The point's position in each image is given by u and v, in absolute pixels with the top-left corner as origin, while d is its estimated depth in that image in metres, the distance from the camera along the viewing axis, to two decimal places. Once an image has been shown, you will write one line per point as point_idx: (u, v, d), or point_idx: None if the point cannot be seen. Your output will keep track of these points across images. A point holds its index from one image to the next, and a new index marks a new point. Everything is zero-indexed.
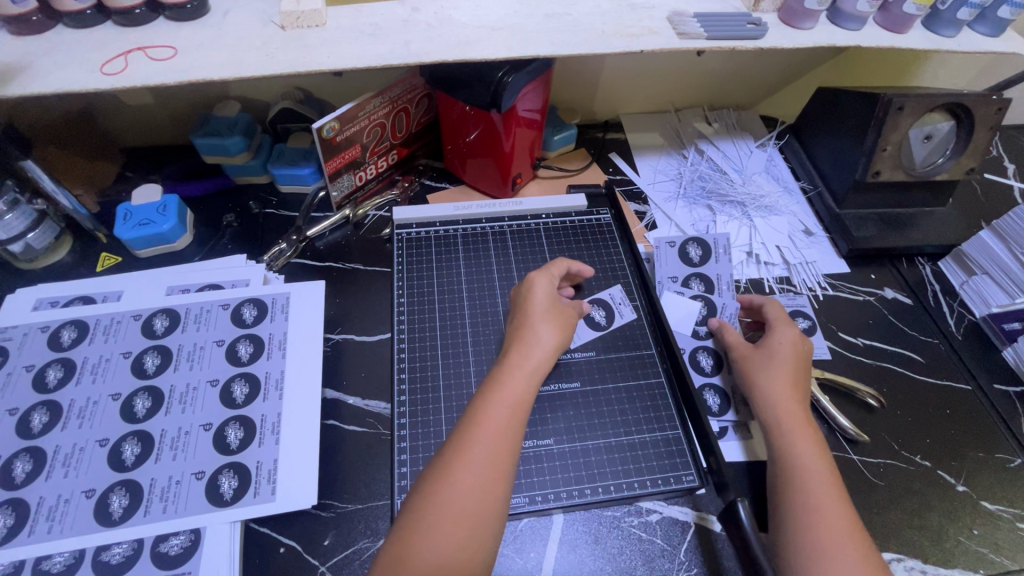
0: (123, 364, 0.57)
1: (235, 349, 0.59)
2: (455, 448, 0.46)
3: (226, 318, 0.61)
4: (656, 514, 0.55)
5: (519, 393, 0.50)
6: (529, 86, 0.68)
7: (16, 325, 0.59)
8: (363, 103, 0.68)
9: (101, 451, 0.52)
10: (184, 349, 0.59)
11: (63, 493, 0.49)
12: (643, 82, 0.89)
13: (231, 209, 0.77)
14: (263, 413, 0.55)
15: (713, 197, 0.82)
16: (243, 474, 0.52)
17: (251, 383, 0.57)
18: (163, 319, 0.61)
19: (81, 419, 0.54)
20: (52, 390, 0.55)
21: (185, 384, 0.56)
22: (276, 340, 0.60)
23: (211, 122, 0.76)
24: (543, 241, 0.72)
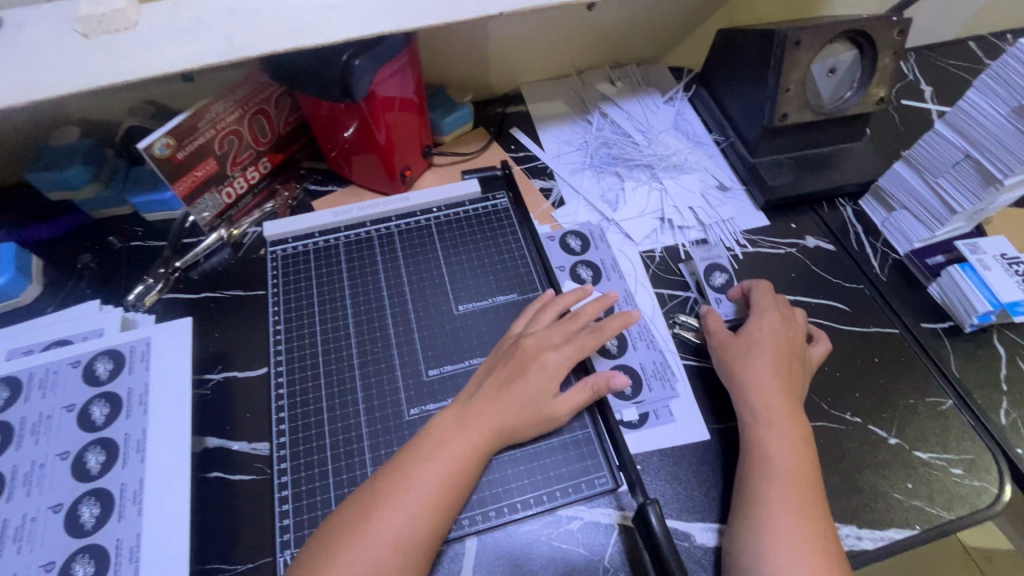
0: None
1: (89, 412, 0.52)
2: (378, 501, 0.45)
3: (77, 377, 0.54)
4: (577, 521, 0.51)
5: (474, 444, 0.48)
6: (387, 68, 0.60)
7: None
8: (201, 111, 0.59)
9: None
10: (27, 422, 0.52)
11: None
12: (534, 45, 0.82)
13: (90, 248, 0.69)
14: (123, 482, 0.49)
15: (620, 163, 0.76)
16: (101, 558, 0.46)
17: (108, 450, 0.50)
18: (2, 390, 0.53)
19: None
20: None
21: (30, 462, 0.50)
22: (136, 394, 0.53)
23: (48, 153, 0.67)
24: (434, 239, 0.64)
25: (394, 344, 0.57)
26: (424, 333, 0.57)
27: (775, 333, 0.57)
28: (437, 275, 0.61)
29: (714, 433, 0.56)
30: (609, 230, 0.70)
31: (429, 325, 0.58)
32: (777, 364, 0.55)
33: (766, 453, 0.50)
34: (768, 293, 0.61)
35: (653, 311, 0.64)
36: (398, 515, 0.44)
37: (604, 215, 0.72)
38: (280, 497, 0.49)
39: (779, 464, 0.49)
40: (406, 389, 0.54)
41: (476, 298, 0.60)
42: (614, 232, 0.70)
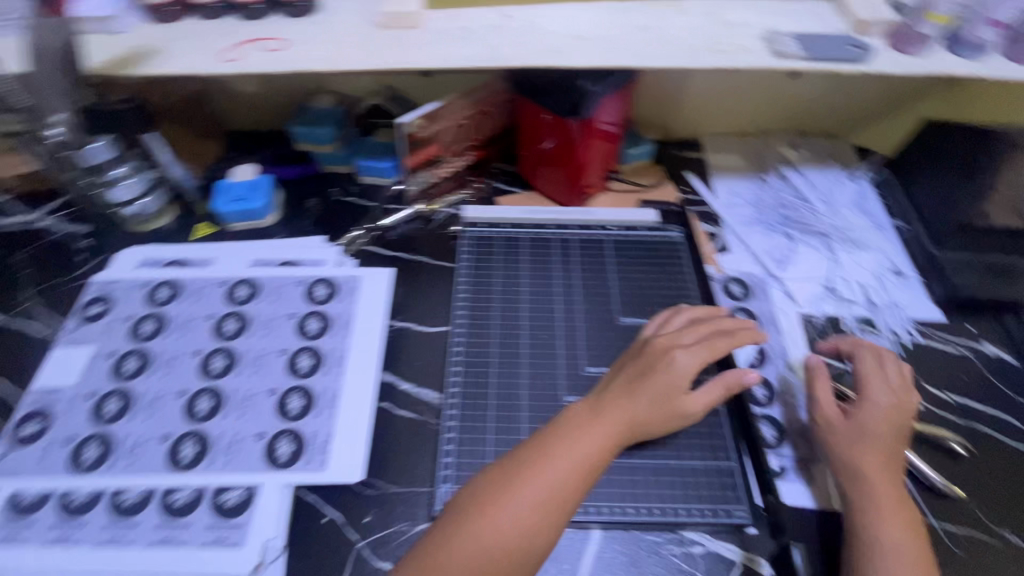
0: (205, 326, 0.62)
1: (305, 323, 0.63)
2: (517, 473, 0.48)
3: (299, 293, 0.65)
4: (700, 547, 0.52)
5: (607, 434, 0.51)
6: (610, 98, 0.68)
7: (125, 278, 0.67)
8: (448, 104, 0.70)
9: (177, 402, 0.56)
10: (260, 317, 0.63)
11: (142, 435, 0.54)
12: (727, 102, 0.87)
13: (316, 194, 0.81)
14: (325, 386, 0.58)
15: (794, 225, 0.78)
16: (299, 441, 0.55)
17: (316, 357, 0.60)
18: (244, 289, 0.66)
19: (164, 370, 0.59)
20: (144, 339, 0.61)
21: (258, 349, 0.60)
22: (342, 319, 0.64)
23: (309, 112, 0.82)
24: (609, 253, 0.70)
25: (560, 336, 0.62)
26: (588, 333, 0.62)
27: (885, 413, 0.54)
28: (606, 285, 0.67)
29: None
30: (772, 285, 0.72)
31: (594, 327, 0.63)
32: (888, 449, 0.53)
33: (881, 546, 0.48)
34: (877, 369, 0.58)
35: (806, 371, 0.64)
36: (530, 492, 0.47)
37: (768, 270, 0.73)
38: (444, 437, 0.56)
39: (896, 558, 0.47)
40: (565, 377, 0.59)
41: (640, 315, 0.64)
42: (777, 288, 0.72)
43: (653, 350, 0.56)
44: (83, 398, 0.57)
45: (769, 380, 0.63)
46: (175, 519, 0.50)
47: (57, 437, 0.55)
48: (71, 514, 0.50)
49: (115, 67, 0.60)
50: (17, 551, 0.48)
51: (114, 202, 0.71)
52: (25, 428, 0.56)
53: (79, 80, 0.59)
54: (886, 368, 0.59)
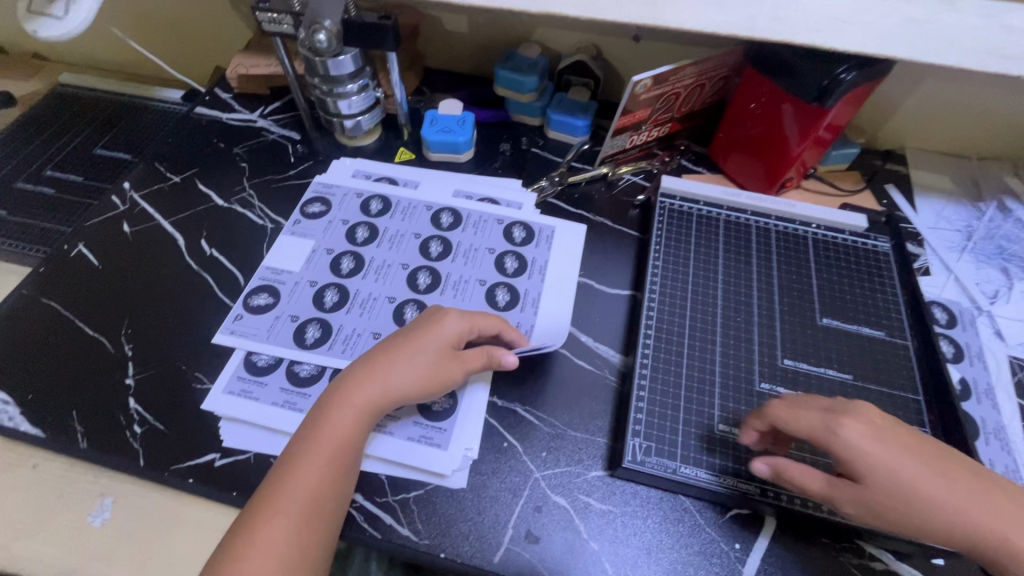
0: (412, 243, 0.68)
1: (503, 260, 0.67)
2: (272, 492, 0.46)
3: (498, 231, 0.69)
4: (879, 564, 0.52)
5: (341, 429, 0.49)
6: (856, 91, 0.64)
7: (341, 186, 0.74)
8: (679, 70, 0.68)
9: (389, 306, 0.63)
10: (462, 246, 0.68)
11: (356, 328, 0.61)
12: (954, 117, 0.80)
13: (506, 140, 0.84)
14: (520, 321, 0.63)
15: (1013, 262, 0.72)
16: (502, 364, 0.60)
17: (512, 293, 0.65)
18: (449, 217, 0.70)
19: (376, 276, 0.66)
20: (359, 245, 0.68)
21: (460, 276, 0.66)
22: (538, 264, 0.67)
23: (515, 58, 0.83)
24: (810, 253, 0.67)
25: (755, 323, 0.61)
26: (784, 326, 0.61)
27: (881, 441, 0.46)
28: (808, 282, 0.64)
29: None
30: (980, 319, 0.67)
31: (790, 321, 0.62)
32: (945, 474, 0.45)
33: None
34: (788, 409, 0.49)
35: (1015, 415, 0.60)
36: (307, 470, 0.47)
37: (977, 303, 0.68)
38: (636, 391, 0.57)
39: None
40: (761, 364, 0.59)
41: (840, 319, 0.62)
42: (985, 323, 0.66)
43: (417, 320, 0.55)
44: (307, 284, 0.65)
45: (973, 416, 0.59)
46: None
47: (284, 312, 0.63)
48: (299, 383, 0.58)
49: None
50: (250, 404, 0.56)
51: (339, 112, 0.75)
52: (255, 299, 0.64)
53: None
54: (789, 404, 0.50)
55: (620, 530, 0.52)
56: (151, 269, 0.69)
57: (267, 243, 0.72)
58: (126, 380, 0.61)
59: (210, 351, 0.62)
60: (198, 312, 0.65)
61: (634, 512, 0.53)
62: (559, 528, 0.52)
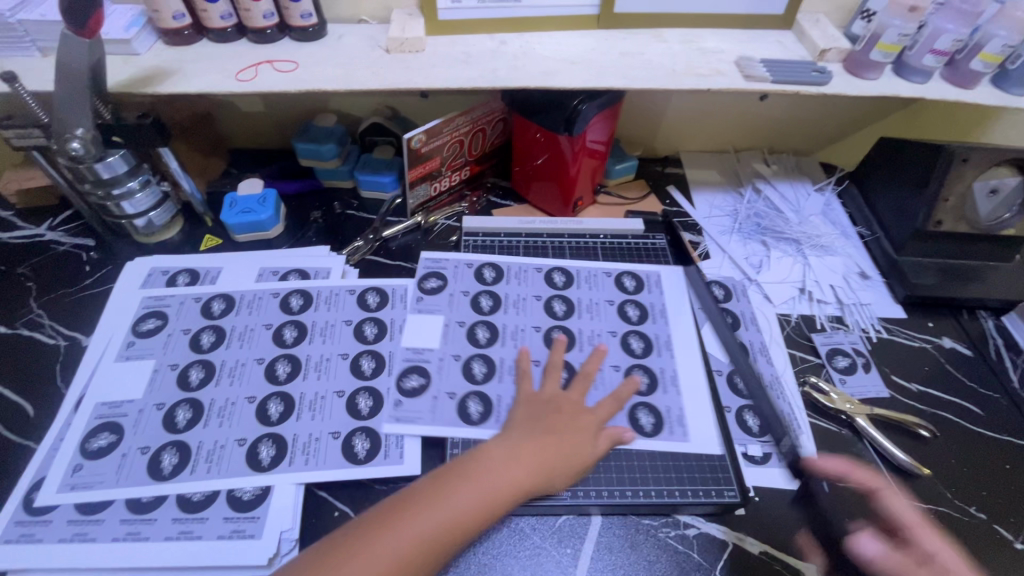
0: (265, 335, 0.66)
1: (362, 329, 0.67)
2: (375, 538, 0.45)
3: (353, 302, 0.70)
4: (694, 529, 0.57)
5: (497, 501, 0.49)
6: (598, 117, 0.74)
7: (175, 295, 0.70)
8: (449, 121, 0.75)
9: (249, 407, 0.60)
10: (317, 325, 0.67)
11: (218, 440, 0.57)
12: (704, 122, 0.94)
13: (319, 208, 0.85)
14: (388, 385, 0.62)
15: (769, 234, 0.84)
16: (374, 439, 0.58)
17: (377, 359, 0.65)
18: (298, 298, 0.70)
19: (231, 378, 0.62)
20: (206, 350, 0.65)
21: (321, 355, 0.65)
22: (397, 324, 0.68)
23: (311, 130, 0.86)
24: (600, 259, 0.77)
25: (557, 329, 0.68)
26: (584, 329, 0.68)
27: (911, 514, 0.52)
28: (603, 280, 0.74)
29: None
30: (751, 288, 0.77)
31: (588, 324, 0.69)
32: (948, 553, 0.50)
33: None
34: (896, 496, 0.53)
35: (785, 364, 0.69)
36: (427, 523, 0.46)
37: (747, 275, 0.79)
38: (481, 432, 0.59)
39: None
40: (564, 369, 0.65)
41: (632, 310, 0.71)
42: (756, 291, 0.77)
43: (570, 400, 0.59)
44: (154, 408, 0.60)
45: (751, 373, 0.68)
46: (193, 512, 0.53)
47: (131, 446, 0.57)
48: (89, 511, 0.53)
49: (135, 85, 0.65)
50: (32, 548, 0.51)
51: (125, 213, 0.72)
52: (95, 441, 0.57)
53: (104, 98, 0.63)
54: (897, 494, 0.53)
55: (459, 569, 0.53)
56: None
57: (59, 365, 0.66)
58: None
59: None
60: None
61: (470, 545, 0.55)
62: None
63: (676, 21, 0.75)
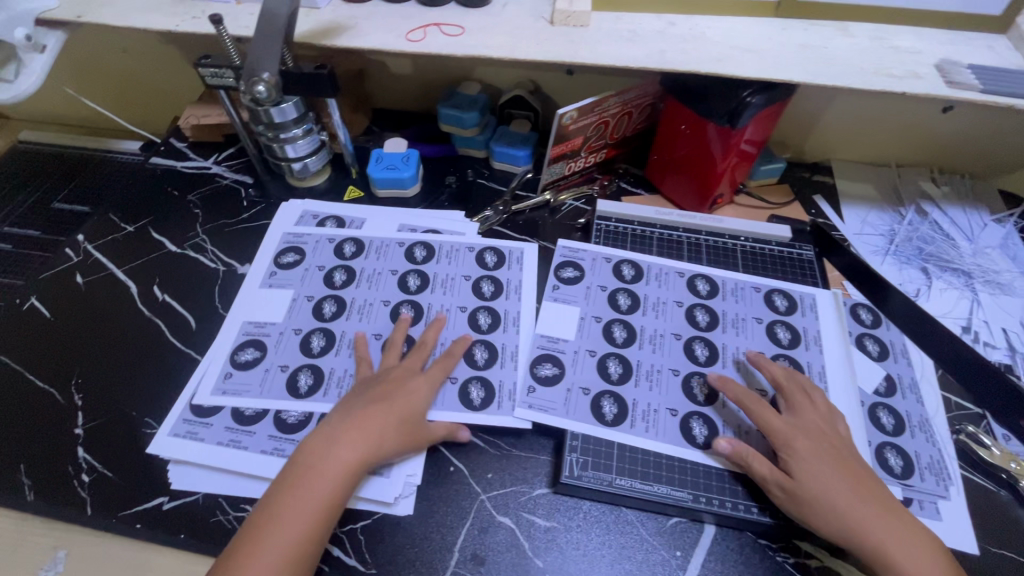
0: (391, 280, 0.70)
1: (480, 286, 0.69)
2: (278, 497, 0.50)
3: (472, 259, 0.72)
4: (817, 562, 0.53)
5: (331, 478, 0.50)
6: (764, 112, 0.69)
7: (313, 234, 0.75)
8: (603, 100, 0.73)
9: (376, 343, 0.64)
10: (439, 278, 0.70)
11: (347, 368, 0.62)
12: (868, 130, 0.85)
13: (453, 174, 0.87)
14: (507, 341, 0.65)
15: (931, 261, 0.76)
16: (488, 388, 0.61)
17: (493, 316, 0.67)
18: (422, 250, 0.72)
19: (360, 314, 0.66)
20: (338, 288, 0.69)
21: (441, 304, 0.67)
22: (513, 285, 0.70)
23: (456, 97, 0.87)
24: (739, 264, 0.73)
25: (695, 340, 0.65)
26: (723, 337, 0.65)
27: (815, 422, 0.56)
28: (750, 294, 0.69)
29: (984, 551, 0.54)
30: None
31: (722, 330, 0.66)
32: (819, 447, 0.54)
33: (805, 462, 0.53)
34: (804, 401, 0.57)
35: (937, 408, 0.62)
36: (301, 498, 0.49)
37: None
38: (614, 433, 0.58)
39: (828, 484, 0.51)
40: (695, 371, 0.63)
41: (767, 322, 0.67)
42: None
43: (398, 376, 0.58)
44: (292, 332, 0.65)
45: (898, 410, 0.61)
46: None
47: (274, 363, 0.62)
48: (244, 422, 0.58)
49: (317, 37, 0.69)
50: (194, 444, 0.57)
51: (286, 156, 0.78)
52: (242, 354, 0.63)
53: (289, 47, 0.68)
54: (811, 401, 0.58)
55: (567, 547, 0.54)
56: (103, 319, 0.70)
57: (218, 286, 0.73)
58: (75, 430, 0.61)
59: (160, 396, 0.63)
60: (150, 357, 0.66)
61: (578, 526, 0.55)
62: (504, 548, 0.53)
63: (868, 14, 0.68)
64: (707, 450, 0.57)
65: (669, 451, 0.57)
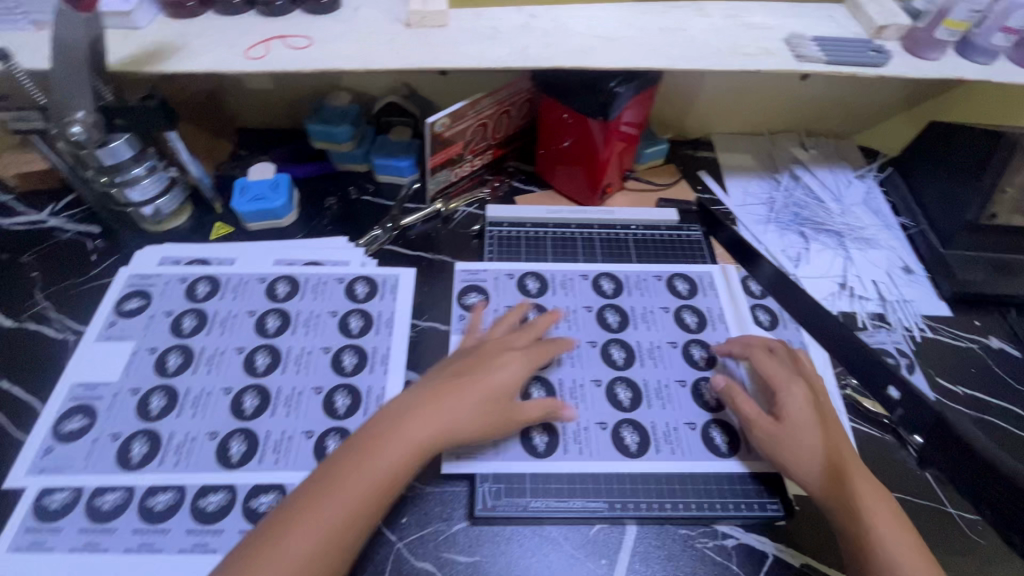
0: (248, 322, 0.62)
1: (347, 321, 0.63)
2: (300, 503, 0.45)
3: (341, 291, 0.65)
4: (732, 539, 0.55)
5: (400, 456, 0.48)
6: (636, 99, 0.69)
7: (160, 273, 0.66)
8: (474, 103, 0.70)
9: (224, 398, 0.56)
10: (301, 315, 0.63)
11: (189, 432, 0.54)
12: (740, 103, 0.88)
13: (333, 194, 0.81)
14: (371, 384, 0.59)
15: (807, 225, 0.80)
16: (347, 440, 0.54)
17: (360, 354, 0.61)
18: (285, 285, 0.65)
19: (209, 366, 0.59)
20: (186, 335, 0.61)
21: (302, 347, 0.61)
22: (384, 317, 0.64)
23: (325, 110, 0.81)
24: (632, 253, 0.74)
25: (608, 343, 0.65)
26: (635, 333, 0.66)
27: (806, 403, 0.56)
28: (653, 284, 0.70)
29: None
30: None
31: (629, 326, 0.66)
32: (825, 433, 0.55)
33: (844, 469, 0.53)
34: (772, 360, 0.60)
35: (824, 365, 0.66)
36: (358, 487, 0.46)
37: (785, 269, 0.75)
38: (546, 464, 0.56)
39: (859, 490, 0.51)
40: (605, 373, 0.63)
41: (663, 307, 0.69)
42: None
43: (488, 348, 0.57)
44: (128, 392, 0.57)
45: None
46: (208, 524, 0.49)
47: (103, 431, 0.54)
48: (100, 520, 0.49)
49: (136, 63, 0.60)
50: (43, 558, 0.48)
51: (131, 201, 0.69)
52: (68, 424, 0.55)
53: (103, 77, 0.59)
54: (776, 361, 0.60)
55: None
56: None
57: (67, 360, 0.63)
58: None
59: None
60: None
61: (502, 555, 0.53)
62: None
63: None
64: (640, 457, 0.57)
65: (597, 463, 0.57)
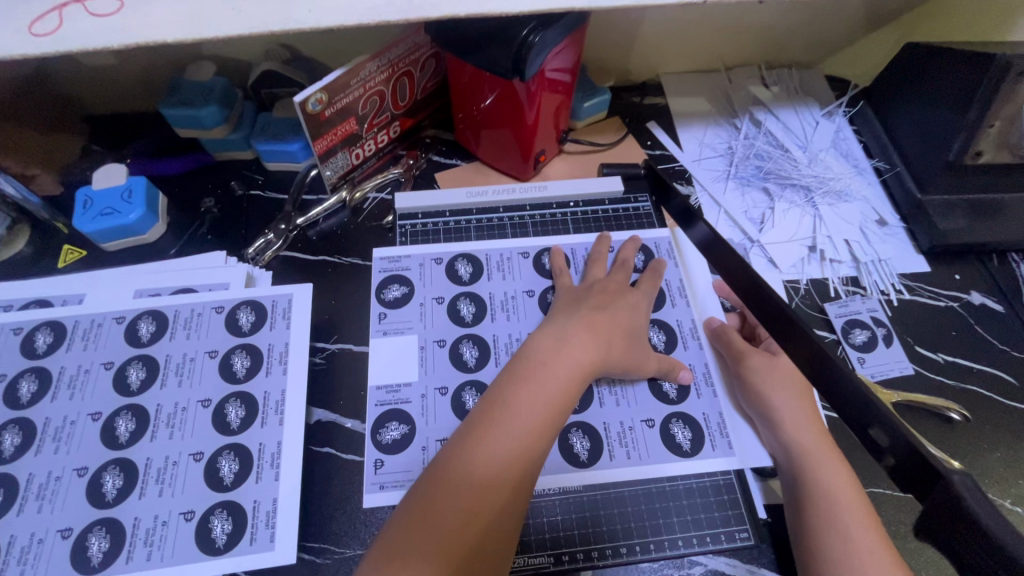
0: (105, 378, 0.50)
1: (231, 362, 0.52)
2: (479, 453, 0.41)
3: (221, 325, 0.54)
4: (700, 567, 0.49)
5: (558, 396, 0.45)
6: (558, 47, 0.56)
7: None
8: (356, 69, 0.56)
9: (79, 482, 0.46)
10: (172, 361, 0.51)
11: (35, 532, 0.44)
12: (690, 35, 0.75)
13: (211, 192, 0.67)
14: (262, 442, 0.48)
15: (771, 179, 0.70)
16: (238, 516, 0.45)
17: (248, 405, 0.50)
18: (150, 323, 0.53)
19: (58, 442, 0.47)
20: (26, 406, 0.49)
21: (173, 403, 0.49)
22: (276, 352, 0.53)
23: (184, 88, 0.65)
24: (571, 233, 0.64)
25: None
26: None
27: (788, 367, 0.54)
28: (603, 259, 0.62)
29: None
30: (753, 252, 0.65)
31: None
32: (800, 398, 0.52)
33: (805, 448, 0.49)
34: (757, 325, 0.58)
35: None
36: (502, 440, 0.42)
37: (748, 235, 0.66)
38: None
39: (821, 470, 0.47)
40: None
41: None
42: (758, 255, 0.65)
43: (607, 289, 0.55)
44: None
45: None
46: None
47: None
48: None
49: None
50: None
51: None
52: None
53: None
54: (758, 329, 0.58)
55: None
56: None
57: None
58: None
59: None
60: None
61: None
62: None
63: None
64: (592, 466, 0.51)
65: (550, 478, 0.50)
